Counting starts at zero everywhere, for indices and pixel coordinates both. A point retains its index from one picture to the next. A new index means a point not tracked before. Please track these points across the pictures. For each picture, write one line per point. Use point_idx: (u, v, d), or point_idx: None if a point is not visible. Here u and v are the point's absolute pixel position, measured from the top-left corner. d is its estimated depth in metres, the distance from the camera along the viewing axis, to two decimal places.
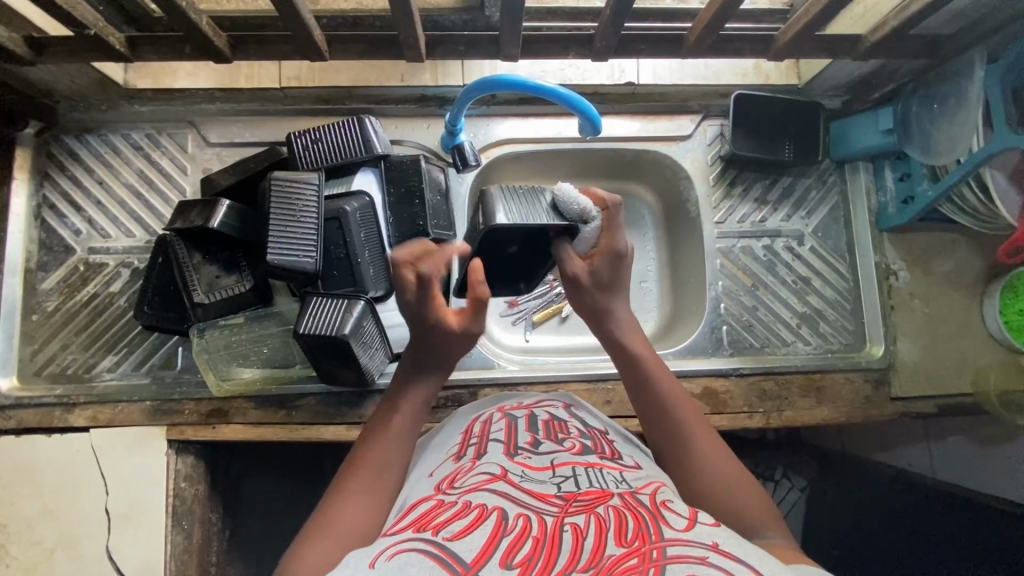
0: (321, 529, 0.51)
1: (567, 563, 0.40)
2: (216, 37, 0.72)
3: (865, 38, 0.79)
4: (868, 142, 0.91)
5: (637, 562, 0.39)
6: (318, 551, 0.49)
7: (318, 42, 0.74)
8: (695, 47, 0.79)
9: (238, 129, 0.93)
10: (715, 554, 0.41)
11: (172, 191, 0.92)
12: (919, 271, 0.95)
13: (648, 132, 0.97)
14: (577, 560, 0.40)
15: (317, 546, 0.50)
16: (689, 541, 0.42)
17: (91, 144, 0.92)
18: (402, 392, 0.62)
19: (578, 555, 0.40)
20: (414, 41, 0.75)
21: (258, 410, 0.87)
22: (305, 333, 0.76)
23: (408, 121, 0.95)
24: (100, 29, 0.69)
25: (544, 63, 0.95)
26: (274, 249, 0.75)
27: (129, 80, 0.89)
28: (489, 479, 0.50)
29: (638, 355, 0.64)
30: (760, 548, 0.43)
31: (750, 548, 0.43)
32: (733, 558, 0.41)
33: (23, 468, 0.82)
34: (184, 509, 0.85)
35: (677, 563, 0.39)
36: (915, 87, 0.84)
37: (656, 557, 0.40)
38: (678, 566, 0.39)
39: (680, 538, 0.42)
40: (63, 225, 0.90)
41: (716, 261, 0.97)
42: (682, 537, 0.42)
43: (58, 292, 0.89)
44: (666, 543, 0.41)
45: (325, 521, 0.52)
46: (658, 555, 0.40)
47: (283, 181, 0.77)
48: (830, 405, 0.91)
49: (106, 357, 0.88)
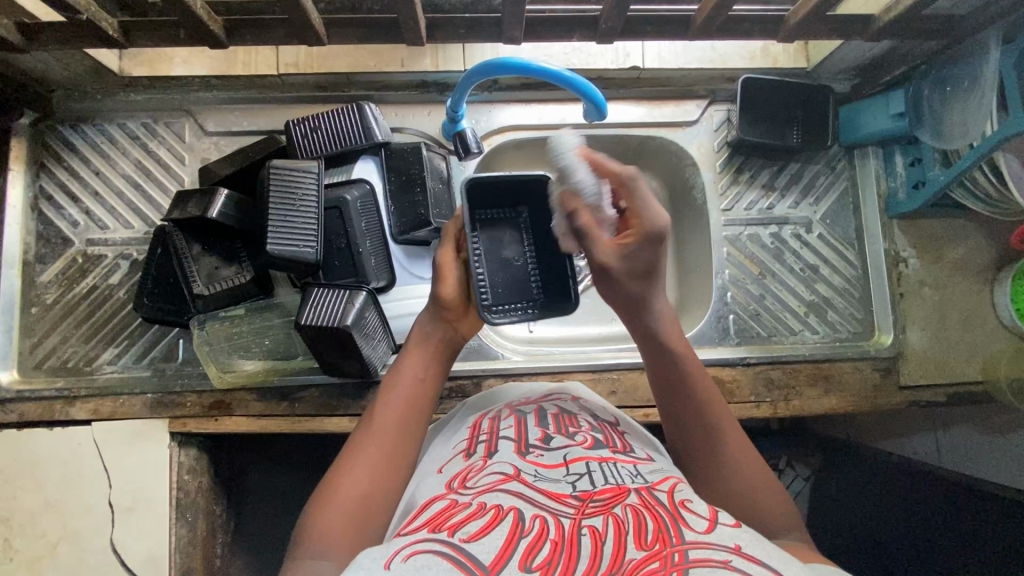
0: (337, 506, 0.52)
1: (587, 570, 0.39)
2: (211, 22, 0.70)
3: (877, 18, 0.76)
4: (880, 126, 0.90)
5: (659, 565, 0.38)
6: (326, 521, 0.51)
7: (316, 26, 0.72)
8: (702, 28, 0.77)
9: (236, 117, 0.91)
10: (738, 557, 0.40)
11: (170, 181, 0.90)
12: (929, 258, 0.94)
13: (653, 118, 0.95)
14: (598, 566, 0.39)
15: (333, 524, 0.51)
16: (711, 544, 0.41)
17: (87, 133, 0.90)
18: (411, 364, 0.64)
19: (598, 561, 0.40)
20: (415, 24, 0.73)
21: (260, 402, 0.85)
22: (306, 325, 0.76)
23: (408, 107, 0.93)
24: (93, 14, 0.67)
25: (547, 47, 0.93)
26: (273, 238, 0.74)
27: (124, 68, 0.88)
28: (502, 479, 0.50)
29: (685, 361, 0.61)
30: (780, 549, 0.43)
31: (773, 549, 0.42)
32: (757, 562, 0.40)
33: (25, 462, 0.81)
34: (188, 502, 0.85)
35: (700, 567, 0.38)
36: (926, 70, 0.82)
37: (678, 561, 0.39)
38: (701, 570, 0.38)
39: (702, 541, 0.41)
40: (60, 217, 0.89)
41: (723, 249, 0.96)
42: (703, 539, 0.41)
43: (57, 284, 0.88)
44: (687, 546, 0.40)
45: (330, 493, 0.53)
46: (679, 558, 0.39)
47: (283, 169, 0.75)
48: (838, 394, 0.90)
49: (107, 349, 0.87)
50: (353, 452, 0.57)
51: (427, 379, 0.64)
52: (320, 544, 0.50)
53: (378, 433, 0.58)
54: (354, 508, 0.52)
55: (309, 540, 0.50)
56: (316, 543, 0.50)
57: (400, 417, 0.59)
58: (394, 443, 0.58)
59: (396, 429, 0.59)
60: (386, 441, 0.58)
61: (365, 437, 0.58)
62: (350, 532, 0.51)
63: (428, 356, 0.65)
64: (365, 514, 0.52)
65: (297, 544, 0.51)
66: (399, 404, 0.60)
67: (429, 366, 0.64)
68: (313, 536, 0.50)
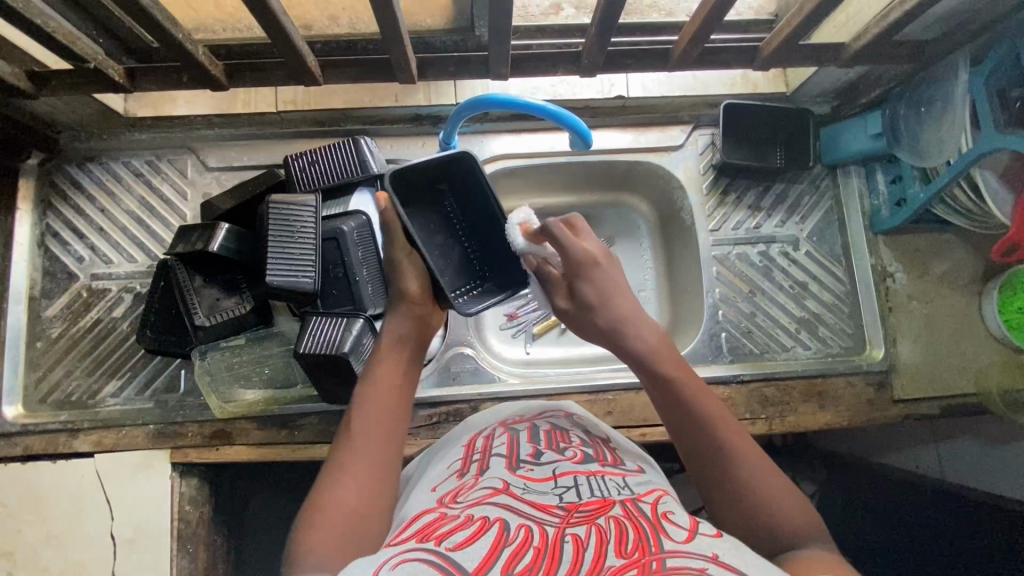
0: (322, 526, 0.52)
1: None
2: (212, 66, 0.74)
3: (848, 45, 0.80)
4: (861, 146, 0.92)
5: (636, 573, 0.40)
6: (318, 531, 0.51)
7: (311, 67, 0.75)
8: (682, 59, 0.80)
9: (237, 153, 0.95)
10: (714, 565, 0.41)
11: (172, 216, 0.93)
12: (916, 273, 0.96)
13: (640, 144, 0.98)
14: (578, 571, 0.41)
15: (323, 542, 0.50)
16: (689, 552, 0.42)
17: (93, 172, 0.93)
18: (385, 375, 0.64)
19: (578, 571, 0.41)
20: (405, 63, 0.76)
21: (261, 430, 0.87)
22: (305, 353, 0.77)
23: (402, 140, 0.97)
24: (100, 61, 0.71)
25: (534, 80, 0.96)
26: (273, 270, 0.77)
27: (129, 109, 0.90)
28: (491, 492, 0.51)
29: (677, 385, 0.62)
30: (761, 560, 0.43)
31: (750, 559, 0.43)
32: (733, 571, 0.41)
33: (28, 495, 0.82)
34: (190, 532, 0.85)
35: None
36: (900, 93, 0.85)
37: (655, 568, 0.40)
38: None
39: (680, 550, 0.42)
40: (66, 253, 0.91)
41: (712, 268, 0.98)
42: (682, 548, 0.42)
43: (62, 319, 0.90)
44: (665, 554, 0.41)
45: (322, 501, 0.54)
46: (656, 566, 0.40)
47: (282, 204, 0.78)
48: (832, 409, 0.91)
49: (110, 381, 0.89)
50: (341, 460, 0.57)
51: (405, 385, 0.64)
52: (313, 556, 0.49)
53: (363, 438, 0.59)
54: (346, 517, 0.53)
55: (303, 552, 0.50)
56: (312, 556, 0.49)
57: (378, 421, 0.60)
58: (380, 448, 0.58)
59: (380, 437, 0.59)
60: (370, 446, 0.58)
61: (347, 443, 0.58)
62: (342, 551, 0.50)
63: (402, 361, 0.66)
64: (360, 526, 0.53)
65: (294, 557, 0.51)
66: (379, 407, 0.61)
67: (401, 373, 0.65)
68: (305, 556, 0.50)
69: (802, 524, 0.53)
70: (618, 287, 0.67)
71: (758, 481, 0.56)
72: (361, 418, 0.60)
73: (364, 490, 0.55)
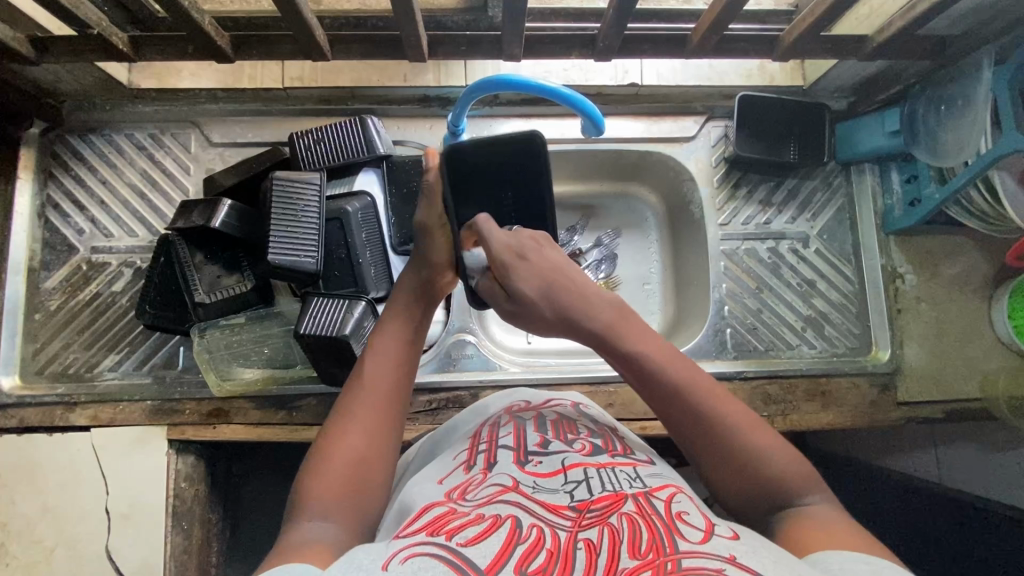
0: (329, 467, 0.52)
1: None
2: (218, 37, 0.72)
3: (871, 38, 0.78)
4: (876, 144, 0.90)
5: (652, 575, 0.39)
6: (326, 478, 0.51)
7: (320, 42, 0.74)
8: (699, 47, 0.78)
9: (242, 129, 0.93)
10: (732, 567, 0.40)
11: (174, 191, 0.92)
12: (926, 274, 0.94)
13: (652, 133, 0.97)
14: None
15: (324, 492, 0.50)
16: (706, 553, 0.41)
17: (95, 143, 0.92)
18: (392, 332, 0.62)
19: (593, 571, 0.40)
20: (417, 41, 0.75)
21: (258, 410, 0.86)
22: (306, 334, 0.76)
23: (413, 122, 0.95)
24: (103, 28, 0.69)
25: (547, 64, 0.95)
26: (275, 250, 0.75)
27: (133, 80, 0.89)
28: (501, 490, 0.50)
29: (655, 372, 0.55)
30: (779, 554, 0.43)
31: (770, 558, 0.42)
32: (751, 572, 0.40)
33: (24, 467, 0.81)
34: (185, 509, 0.85)
35: None
36: (921, 88, 0.83)
37: (671, 569, 0.39)
38: None
39: (696, 551, 0.41)
40: (67, 225, 0.90)
41: (720, 263, 0.97)
42: (698, 549, 0.42)
43: (61, 291, 0.89)
44: (681, 555, 0.41)
45: (327, 451, 0.53)
46: (672, 567, 0.40)
47: (284, 181, 0.77)
48: (836, 409, 0.90)
49: (108, 356, 0.88)
50: (347, 412, 0.56)
51: (416, 340, 0.63)
52: (321, 503, 0.50)
53: (368, 397, 0.57)
54: (350, 469, 0.52)
55: (310, 493, 0.50)
56: (316, 503, 0.49)
57: (393, 380, 0.58)
58: (388, 405, 0.57)
59: (389, 385, 0.58)
60: (378, 398, 0.57)
61: (356, 394, 0.57)
62: (344, 502, 0.50)
63: (417, 317, 0.64)
64: (363, 475, 0.52)
65: (297, 501, 0.50)
66: (388, 368, 0.59)
67: (410, 326, 0.63)
68: (308, 501, 0.50)
69: (794, 478, 0.51)
70: (550, 261, 0.60)
71: (704, 402, 0.54)
72: (373, 370, 0.59)
73: (372, 440, 0.54)
